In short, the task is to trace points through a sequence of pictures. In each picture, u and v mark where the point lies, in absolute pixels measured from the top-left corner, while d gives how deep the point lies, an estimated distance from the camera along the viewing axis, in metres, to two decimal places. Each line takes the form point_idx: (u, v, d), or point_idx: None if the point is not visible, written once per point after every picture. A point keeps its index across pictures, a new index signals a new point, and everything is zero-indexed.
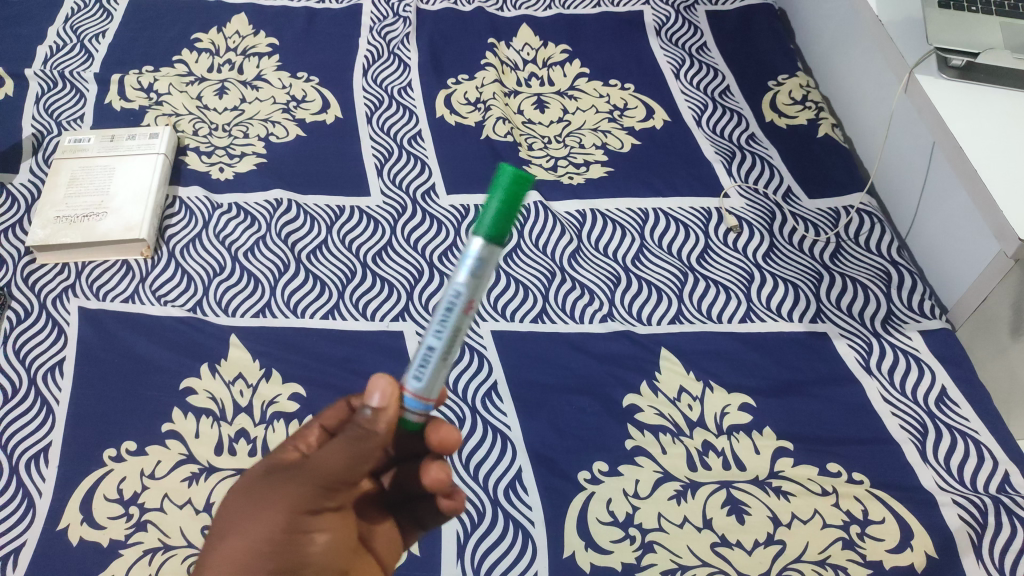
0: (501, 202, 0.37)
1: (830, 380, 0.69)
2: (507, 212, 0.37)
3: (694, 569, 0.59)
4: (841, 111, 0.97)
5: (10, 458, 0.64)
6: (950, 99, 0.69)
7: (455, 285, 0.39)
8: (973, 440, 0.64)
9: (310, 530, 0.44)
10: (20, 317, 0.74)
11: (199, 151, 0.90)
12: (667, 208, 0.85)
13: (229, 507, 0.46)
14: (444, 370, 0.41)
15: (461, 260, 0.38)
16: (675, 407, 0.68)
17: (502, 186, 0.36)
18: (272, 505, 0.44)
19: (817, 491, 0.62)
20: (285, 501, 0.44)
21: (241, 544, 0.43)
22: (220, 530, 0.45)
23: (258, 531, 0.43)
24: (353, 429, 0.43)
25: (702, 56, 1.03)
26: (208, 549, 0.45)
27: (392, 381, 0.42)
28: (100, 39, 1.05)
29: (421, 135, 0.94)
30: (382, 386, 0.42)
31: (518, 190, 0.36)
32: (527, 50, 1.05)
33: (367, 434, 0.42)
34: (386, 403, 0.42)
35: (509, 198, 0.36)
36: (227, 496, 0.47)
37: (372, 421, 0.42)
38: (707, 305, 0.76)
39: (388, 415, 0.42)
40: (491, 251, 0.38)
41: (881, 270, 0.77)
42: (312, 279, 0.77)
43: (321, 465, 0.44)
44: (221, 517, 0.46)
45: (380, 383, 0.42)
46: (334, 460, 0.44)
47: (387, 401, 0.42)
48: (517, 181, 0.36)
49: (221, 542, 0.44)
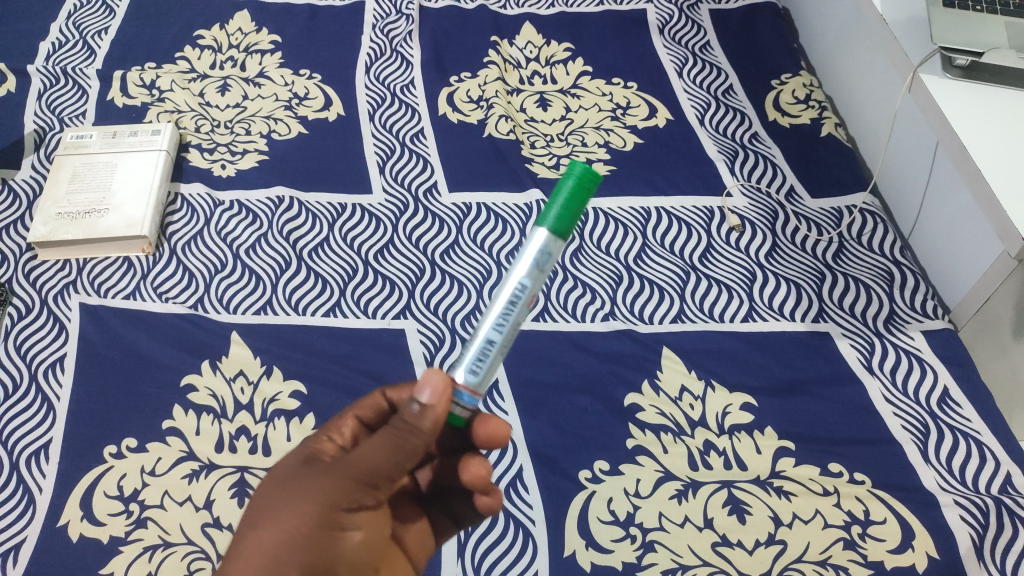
0: (569, 195, 0.39)
1: (832, 380, 0.69)
2: (574, 205, 0.39)
3: (694, 569, 0.58)
4: (845, 110, 0.97)
5: (10, 454, 0.64)
6: (954, 99, 0.69)
7: (520, 277, 0.41)
8: (975, 441, 0.64)
9: (343, 527, 0.44)
10: (21, 313, 0.74)
11: (201, 147, 0.90)
12: (670, 207, 0.84)
13: (265, 495, 0.45)
14: (493, 365, 0.42)
15: (527, 254, 0.40)
16: (677, 406, 0.67)
17: (572, 179, 0.39)
18: (307, 501, 0.44)
19: (819, 491, 0.62)
20: (320, 495, 0.43)
21: (274, 536, 0.43)
22: (253, 519, 0.45)
23: (292, 524, 0.43)
24: (397, 423, 0.42)
25: (706, 55, 1.03)
26: (241, 536, 0.44)
27: (445, 378, 0.41)
28: (103, 36, 1.05)
29: (423, 133, 0.93)
30: (433, 381, 0.41)
31: (586, 184, 0.39)
32: (530, 48, 1.05)
33: (412, 429, 0.42)
34: (434, 398, 0.41)
35: (578, 192, 0.39)
36: (264, 483, 0.47)
37: (419, 416, 0.41)
38: (709, 305, 0.75)
39: (436, 411, 0.41)
40: (554, 244, 0.40)
41: (884, 270, 0.77)
42: (313, 276, 0.77)
43: (362, 458, 0.43)
44: (256, 505, 0.45)
45: (428, 377, 0.41)
46: (375, 454, 0.43)
47: (437, 398, 0.41)
48: (588, 176, 0.39)
49: (254, 536, 0.44)
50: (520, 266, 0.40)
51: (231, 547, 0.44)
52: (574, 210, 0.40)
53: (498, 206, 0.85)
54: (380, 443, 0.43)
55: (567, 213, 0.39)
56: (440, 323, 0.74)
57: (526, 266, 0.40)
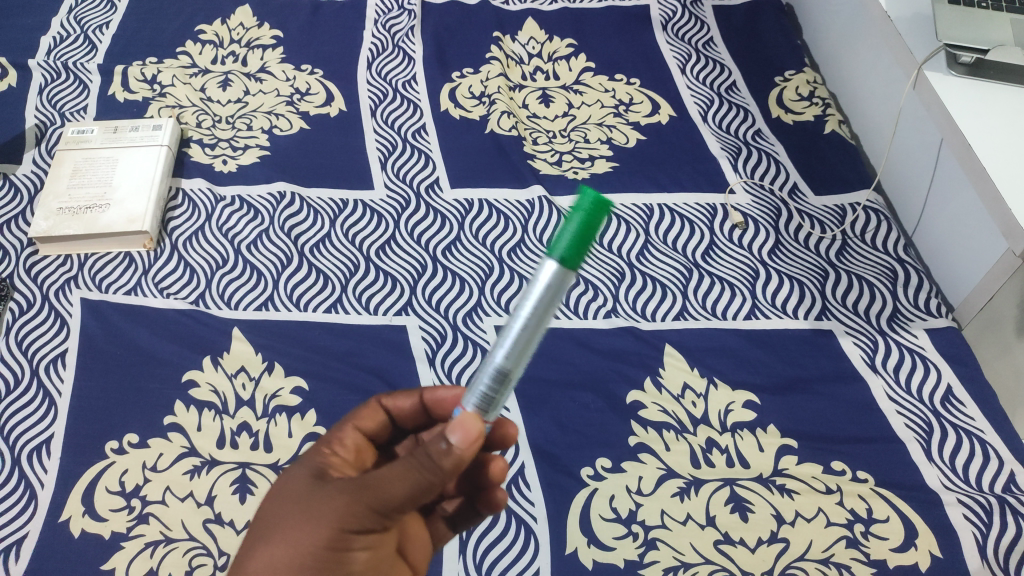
0: (579, 226, 0.35)
1: (835, 377, 0.69)
2: (585, 235, 0.36)
3: (696, 566, 0.58)
4: (848, 107, 0.97)
5: (11, 449, 0.64)
6: (959, 97, 0.68)
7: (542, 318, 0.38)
8: (978, 439, 0.64)
9: (350, 550, 0.43)
10: (22, 308, 0.73)
11: (203, 143, 0.90)
12: (673, 204, 0.84)
13: (276, 507, 0.45)
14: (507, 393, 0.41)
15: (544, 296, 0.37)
16: (679, 404, 0.67)
17: (582, 210, 0.35)
18: (317, 518, 0.43)
19: (821, 489, 0.62)
20: (333, 517, 0.42)
21: (284, 553, 0.42)
22: (263, 530, 0.44)
23: (301, 542, 0.42)
24: (420, 456, 0.41)
25: (709, 52, 1.02)
26: (248, 548, 0.44)
27: (478, 424, 0.40)
28: (104, 30, 1.05)
29: (425, 128, 0.93)
30: (466, 423, 0.40)
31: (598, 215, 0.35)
32: (532, 44, 1.04)
33: (435, 465, 0.40)
34: (464, 438, 0.40)
35: (588, 222, 0.35)
36: (276, 492, 0.46)
37: (444, 454, 0.40)
38: (712, 302, 0.75)
39: (460, 456, 0.40)
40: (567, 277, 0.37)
41: (888, 268, 0.77)
42: (315, 272, 0.77)
43: (379, 486, 0.41)
44: (267, 516, 0.45)
45: (459, 417, 0.40)
46: (391, 485, 0.41)
47: (466, 442, 0.40)
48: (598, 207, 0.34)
49: (263, 547, 0.43)
50: (528, 300, 0.38)
51: (238, 557, 0.44)
52: (585, 240, 0.36)
53: (500, 202, 0.84)
54: (399, 473, 0.41)
55: (577, 244, 0.36)
56: (442, 319, 0.74)
57: (534, 300, 0.38)
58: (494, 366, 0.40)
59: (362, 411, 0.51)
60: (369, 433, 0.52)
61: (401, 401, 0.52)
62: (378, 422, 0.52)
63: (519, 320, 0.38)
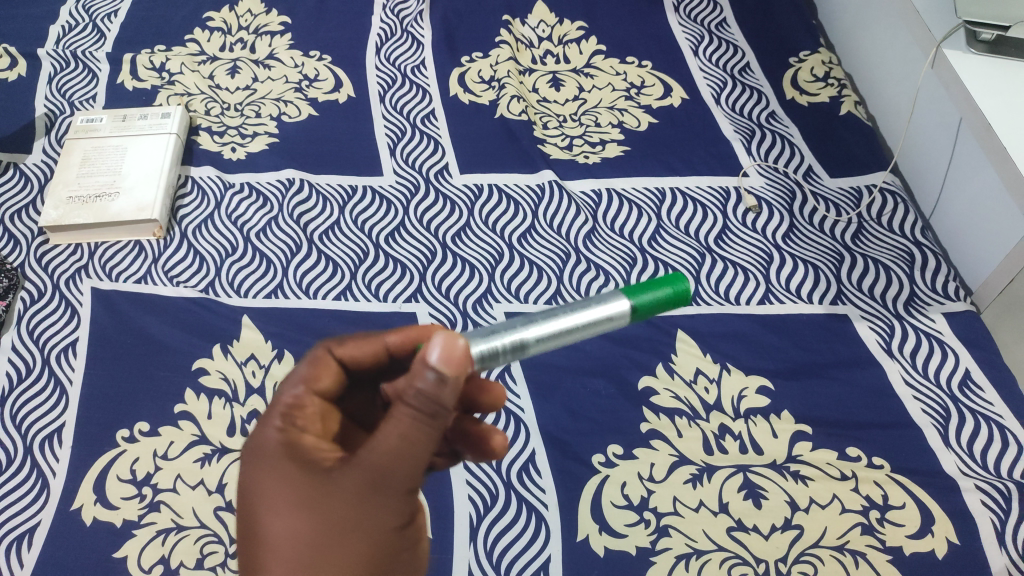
0: (666, 295, 0.42)
1: (851, 363, 0.68)
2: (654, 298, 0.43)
3: (709, 554, 0.58)
4: (864, 87, 0.95)
5: (24, 438, 0.64)
6: (979, 75, 0.67)
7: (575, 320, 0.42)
8: (996, 424, 0.63)
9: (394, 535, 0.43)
10: (33, 297, 0.73)
11: (211, 131, 0.90)
12: (685, 187, 0.83)
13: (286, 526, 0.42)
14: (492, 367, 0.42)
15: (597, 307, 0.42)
16: (692, 390, 0.67)
17: (677, 287, 0.43)
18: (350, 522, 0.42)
19: (837, 476, 0.61)
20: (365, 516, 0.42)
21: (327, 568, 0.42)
22: (276, 545, 0.43)
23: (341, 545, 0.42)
24: (418, 406, 0.39)
25: (722, 33, 1.01)
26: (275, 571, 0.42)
27: (451, 338, 0.39)
28: (112, 18, 1.05)
29: (434, 114, 0.92)
30: (443, 345, 0.39)
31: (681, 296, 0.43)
32: (542, 27, 1.03)
33: (437, 409, 0.39)
34: (449, 361, 0.39)
35: (674, 296, 0.43)
36: (267, 499, 0.43)
37: (437, 389, 0.39)
38: (726, 287, 0.74)
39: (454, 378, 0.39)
40: (618, 319, 0.43)
41: (905, 251, 0.76)
42: (325, 260, 0.77)
43: (395, 462, 0.40)
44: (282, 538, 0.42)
45: (440, 341, 0.39)
46: (406, 451, 0.40)
47: (452, 362, 0.39)
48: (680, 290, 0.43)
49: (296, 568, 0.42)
50: (589, 316, 0.42)
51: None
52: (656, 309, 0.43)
53: (511, 187, 0.83)
54: (408, 438, 0.40)
55: (651, 307, 0.42)
56: (451, 306, 0.73)
57: (593, 323, 0.42)
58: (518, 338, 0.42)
59: (314, 367, 0.47)
60: (328, 386, 0.47)
61: (353, 350, 0.48)
62: (334, 375, 0.47)
63: (566, 321, 0.42)
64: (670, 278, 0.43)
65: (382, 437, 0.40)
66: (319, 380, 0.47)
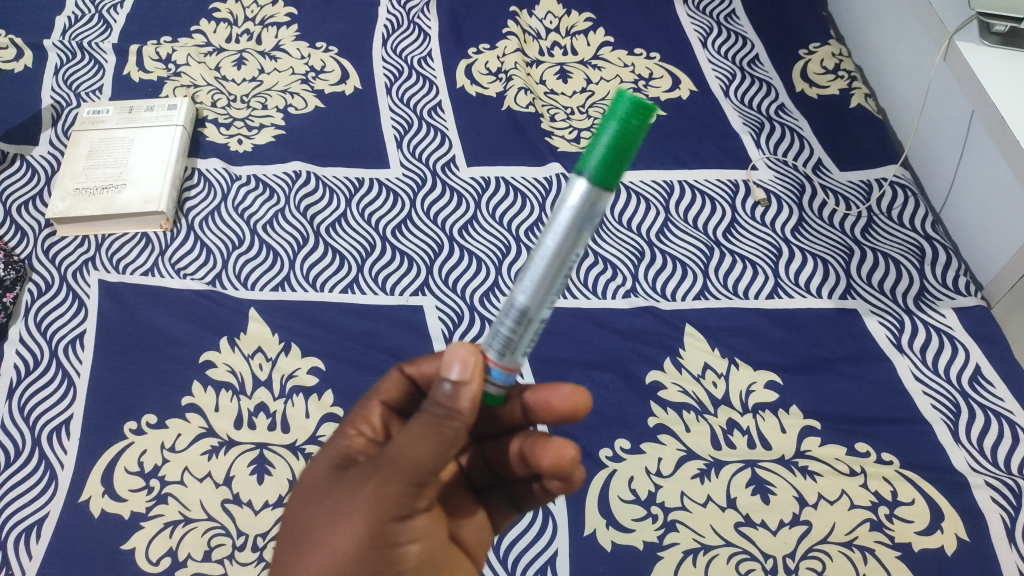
0: (617, 132, 0.32)
1: (860, 357, 0.68)
2: (621, 147, 0.32)
3: (717, 549, 0.58)
4: (874, 80, 0.94)
5: (32, 430, 0.64)
6: (993, 67, 0.66)
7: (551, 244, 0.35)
8: (1006, 420, 0.63)
9: (399, 544, 0.40)
10: (41, 289, 0.73)
11: (218, 123, 0.89)
12: (693, 180, 0.83)
13: (304, 511, 0.42)
14: (532, 340, 0.37)
15: (562, 213, 0.34)
16: (700, 383, 0.66)
17: (618, 115, 0.32)
18: (352, 509, 0.39)
19: (845, 471, 0.61)
20: (365, 508, 0.39)
21: (326, 553, 0.40)
22: (294, 529, 0.42)
23: (340, 535, 0.39)
24: (432, 410, 0.38)
25: (731, 24, 1.00)
26: (289, 553, 0.41)
27: (472, 352, 0.38)
28: (118, 10, 1.05)
29: (441, 106, 0.92)
30: (462, 355, 0.37)
31: (639, 120, 0.31)
32: (550, 18, 1.02)
33: (451, 413, 0.37)
34: (468, 373, 0.37)
35: (628, 127, 0.32)
36: (301, 488, 0.44)
37: (453, 397, 0.37)
38: (734, 281, 0.74)
39: (470, 387, 0.37)
40: (604, 196, 0.34)
41: (914, 245, 0.75)
42: (331, 252, 0.77)
43: (404, 455, 0.38)
44: (300, 523, 0.42)
45: (458, 352, 0.38)
46: (413, 445, 0.38)
47: (468, 372, 0.37)
48: (634, 115, 0.31)
49: (304, 551, 0.40)
50: (563, 224, 0.34)
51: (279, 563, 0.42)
52: (625, 154, 0.32)
53: (518, 180, 0.83)
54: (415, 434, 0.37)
55: (614, 156, 0.32)
56: (458, 299, 0.73)
57: (574, 225, 0.34)
58: (518, 306, 0.36)
59: (386, 382, 0.48)
60: (398, 404, 0.48)
61: (427, 370, 0.48)
62: (407, 394, 0.48)
63: (547, 249, 0.35)
64: (612, 106, 0.32)
65: (398, 433, 0.38)
66: (389, 394, 0.48)
